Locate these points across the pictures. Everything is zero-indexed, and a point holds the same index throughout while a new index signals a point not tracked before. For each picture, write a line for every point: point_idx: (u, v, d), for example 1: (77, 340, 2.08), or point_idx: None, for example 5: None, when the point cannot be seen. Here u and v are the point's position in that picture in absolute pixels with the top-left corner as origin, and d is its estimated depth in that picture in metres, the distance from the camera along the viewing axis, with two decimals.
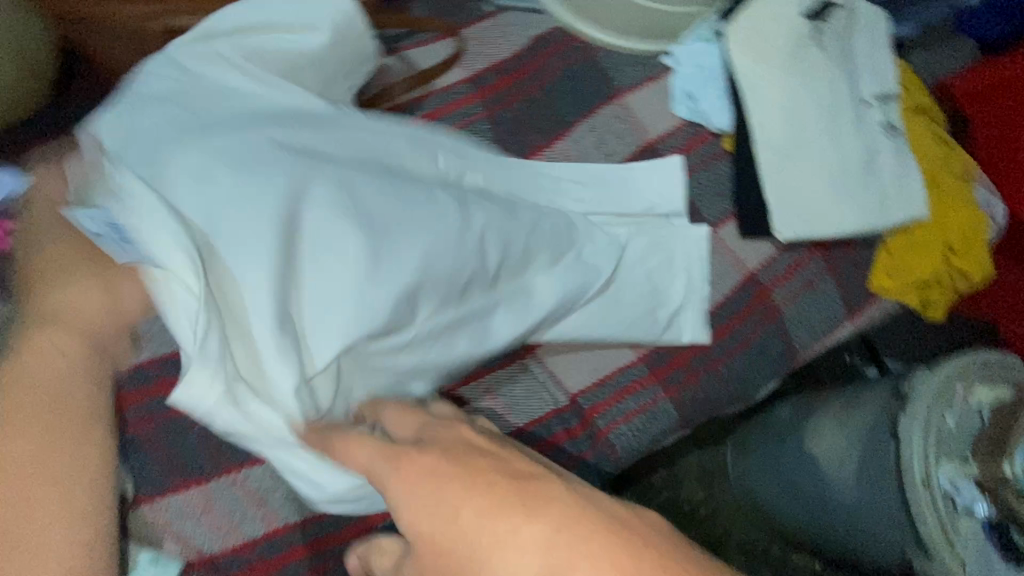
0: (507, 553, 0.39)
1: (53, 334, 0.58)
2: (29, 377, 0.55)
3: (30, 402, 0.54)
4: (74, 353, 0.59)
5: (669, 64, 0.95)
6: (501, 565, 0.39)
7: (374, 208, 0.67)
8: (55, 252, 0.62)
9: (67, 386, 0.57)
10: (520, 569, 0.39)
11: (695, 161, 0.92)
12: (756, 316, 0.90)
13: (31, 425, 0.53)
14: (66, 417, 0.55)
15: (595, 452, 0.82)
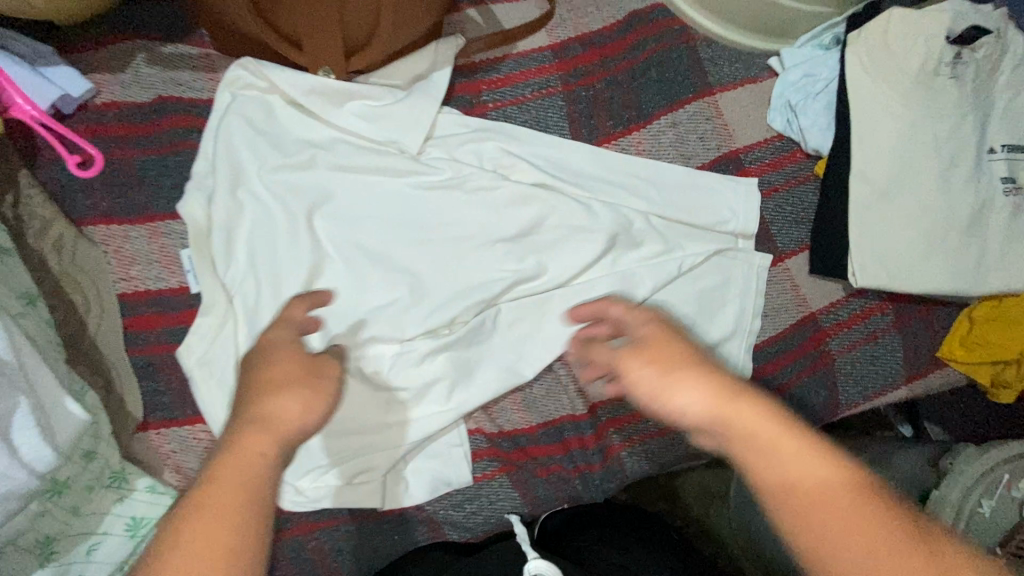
0: (682, 394, 0.48)
1: (283, 395, 0.49)
2: (255, 420, 0.47)
3: (240, 446, 0.45)
4: (309, 412, 0.49)
5: (775, 67, 0.85)
6: (681, 397, 0.48)
7: (401, 214, 0.74)
8: (273, 354, 0.52)
9: (267, 441, 0.46)
10: (693, 409, 0.48)
11: (779, 181, 0.83)
12: (810, 359, 0.83)
13: (224, 469, 0.44)
14: (243, 465, 0.44)
15: (603, 466, 0.79)
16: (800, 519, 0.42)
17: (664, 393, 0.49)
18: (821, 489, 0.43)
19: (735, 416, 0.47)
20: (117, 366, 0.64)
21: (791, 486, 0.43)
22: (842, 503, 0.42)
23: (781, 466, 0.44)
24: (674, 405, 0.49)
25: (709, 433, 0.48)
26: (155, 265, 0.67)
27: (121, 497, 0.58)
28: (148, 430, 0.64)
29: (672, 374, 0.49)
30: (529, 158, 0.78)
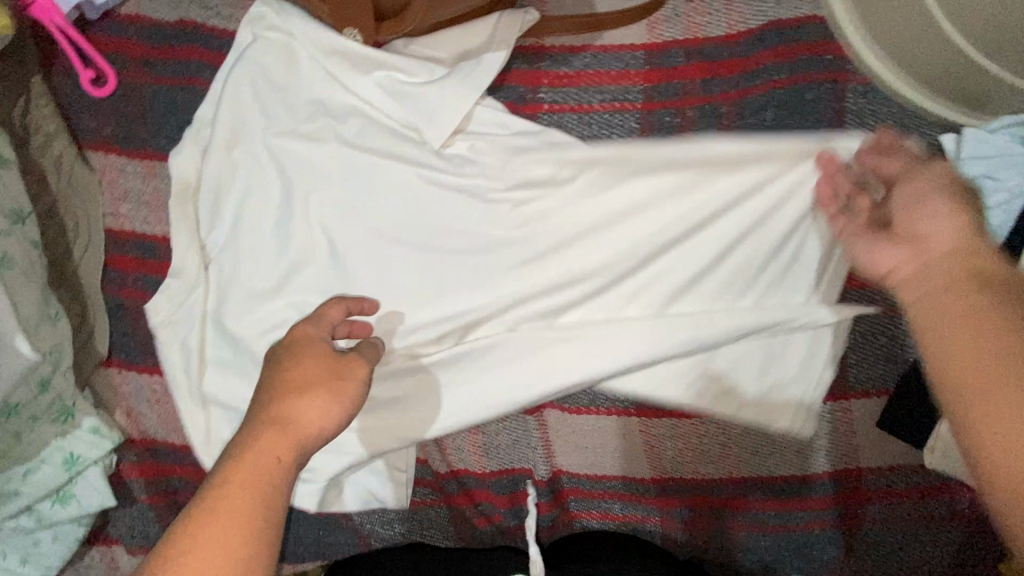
0: (931, 211, 0.44)
1: (301, 402, 0.44)
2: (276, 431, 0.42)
3: (254, 451, 0.40)
4: (329, 419, 0.45)
5: (946, 149, 0.61)
6: (930, 208, 0.44)
7: (404, 212, 0.65)
8: (293, 360, 0.47)
9: (284, 448, 0.41)
10: (932, 227, 0.43)
11: (881, 303, 0.64)
12: (828, 514, 0.69)
13: (233, 477, 0.39)
14: (255, 476, 0.39)
15: (552, 532, 0.74)
16: (949, 314, 0.38)
17: (916, 206, 0.45)
18: (979, 307, 0.37)
19: (962, 243, 0.41)
20: (92, 301, 0.65)
21: (968, 312, 0.37)
22: (985, 313, 0.37)
23: (965, 296, 0.38)
24: (920, 221, 0.45)
25: (924, 245, 0.43)
26: (143, 208, 0.65)
27: (63, 431, 0.60)
28: (111, 367, 0.66)
29: (938, 193, 0.45)
30: (570, 181, 0.62)
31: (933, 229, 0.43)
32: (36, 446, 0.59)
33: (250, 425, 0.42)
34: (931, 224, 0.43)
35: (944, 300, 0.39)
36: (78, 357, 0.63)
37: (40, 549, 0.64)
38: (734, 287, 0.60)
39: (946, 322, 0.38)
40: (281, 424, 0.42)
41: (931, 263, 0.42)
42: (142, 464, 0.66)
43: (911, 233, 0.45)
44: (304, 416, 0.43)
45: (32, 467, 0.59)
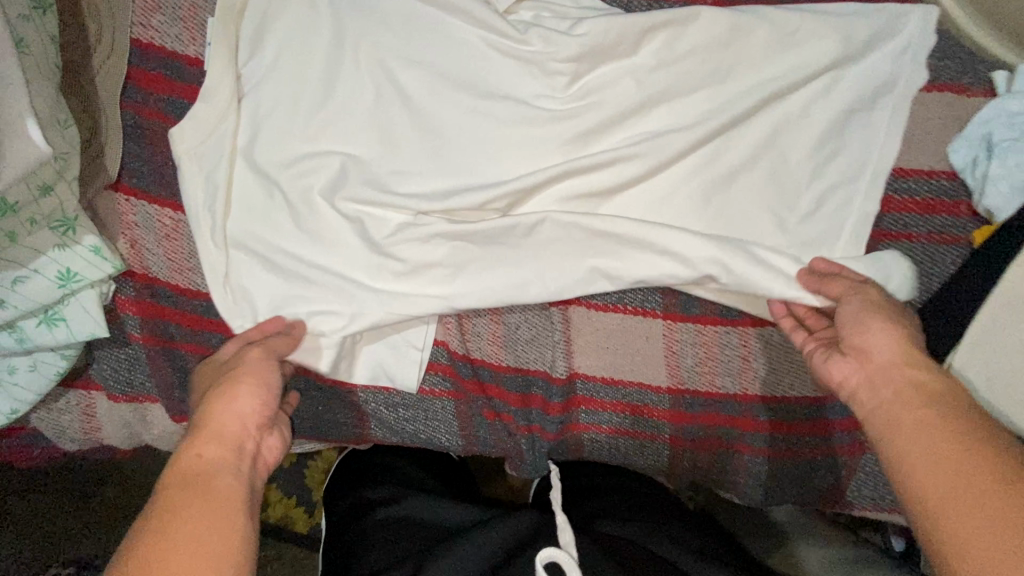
0: (873, 331, 0.52)
1: (234, 400, 0.51)
2: (204, 474, 0.46)
3: (186, 463, 0.46)
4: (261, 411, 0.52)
5: (996, 84, 0.63)
6: (869, 332, 0.52)
7: (459, 73, 0.62)
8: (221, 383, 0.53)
9: (214, 452, 0.48)
10: (874, 342, 0.51)
11: (917, 228, 0.65)
12: (831, 439, 0.71)
13: (172, 489, 0.44)
14: (195, 481, 0.45)
15: (557, 437, 0.72)
16: (896, 403, 0.47)
17: (859, 326, 0.53)
18: (908, 402, 0.46)
19: (900, 360, 0.49)
20: (107, 115, 0.59)
21: (918, 416, 0.45)
22: (909, 402, 0.46)
23: (893, 381, 0.49)
24: (861, 330, 0.53)
25: (867, 359, 0.51)
26: (178, 24, 0.60)
27: (62, 244, 0.55)
28: (118, 192, 0.60)
29: (878, 315, 0.53)
30: (633, 71, 0.62)
31: (874, 351, 0.51)
32: (31, 255, 0.54)
33: (184, 449, 0.48)
34: (875, 350, 0.51)
35: (903, 402, 0.47)
36: (85, 173, 0.57)
37: (15, 378, 0.58)
38: (784, 182, 0.64)
39: (905, 424, 0.45)
40: (208, 446, 0.48)
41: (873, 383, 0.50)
42: (140, 300, 0.61)
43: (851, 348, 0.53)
44: (230, 420, 0.50)
45: (22, 276, 0.54)
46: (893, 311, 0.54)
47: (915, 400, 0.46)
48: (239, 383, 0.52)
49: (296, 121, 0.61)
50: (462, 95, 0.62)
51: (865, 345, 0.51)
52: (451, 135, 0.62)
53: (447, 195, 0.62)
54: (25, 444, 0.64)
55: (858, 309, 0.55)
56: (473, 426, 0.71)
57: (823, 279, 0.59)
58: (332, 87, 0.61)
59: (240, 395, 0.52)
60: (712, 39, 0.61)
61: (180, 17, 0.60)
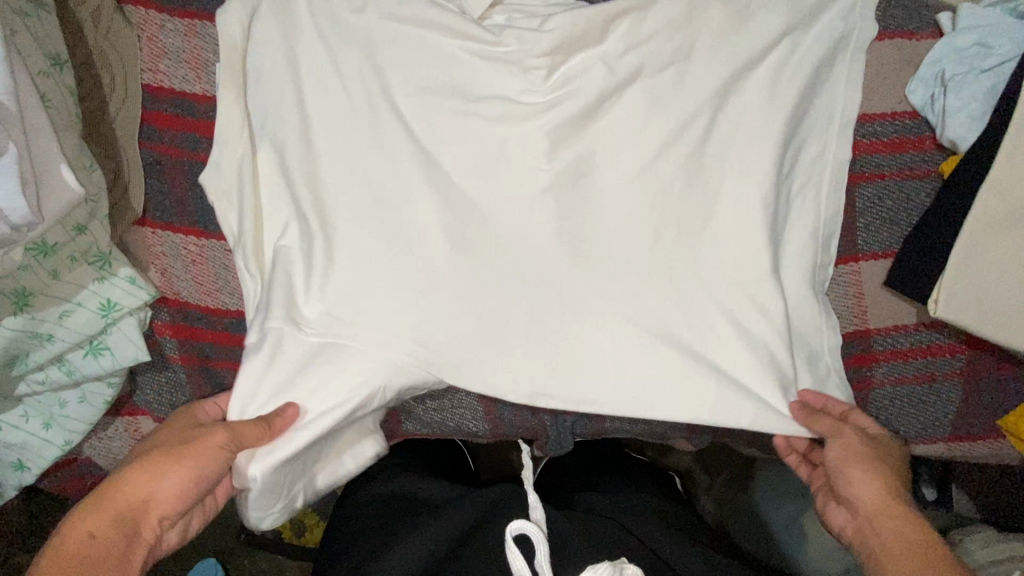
0: (859, 476, 0.59)
1: (159, 475, 0.54)
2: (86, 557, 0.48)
3: (82, 530, 0.49)
4: (180, 497, 0.54)
5: (943, 25, 0.67)
6: (856, 477, 0.59)
7: (446, 81, 0.67)
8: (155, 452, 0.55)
9: (113, 529, 0.50)
10: (860, 491, 0.58)
11: (889, 167, 0.69)
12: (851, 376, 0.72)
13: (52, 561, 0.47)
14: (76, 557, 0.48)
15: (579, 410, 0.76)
16: (887, 553, 0.53)
17: (846, 475, 0.59)
18: (893, 553, 0.52)
19: (884, 509, 0.55)
20: (128, 156, 0.64)
21: (904, 564, 0.51)
22: (894, 557, 0.52)
23: (883, 534, 0.54)
24: (849, 478, 0.59)
25: (857, 507, 0.57)
26: (184, 66, 0.65)
27: (100, 277, 0.59)
28: (145, 227, 0.65)
29: (868, 458, 0.60)
30: (605, 61, 0.67)
31: (861, 498, 0.57)
32: (74, 291, 0.58)
33: (85, 507, 0.51)
34: (861, 496, 0.57)
35: (889, 551, 0.52)
36: (113, 211, 0.62)
37: (66, 411, 0.62)
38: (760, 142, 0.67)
39: (895, 575, 0.50)
40: (109, 524, 0.50)
41: (867, 531, 0.56)
42: (175, 324, 0.66)
43: (845, 492, 0.59)
44: (138, 493, 0.52)
45: (67, 310, 0.58)
46: (884, 461, 0.59)
47: (904, 555, 0.51)
48: (162, 466, 0.54)
49: (299, 142, 0.65)
50: (452, 100, 0.67)
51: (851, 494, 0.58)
52: (445, 138, 0.67)
53: (448, 194, 0.67)
54: (81, 474, 0.69)
55: (851, 449, 0.60)
56: (498, 405, 0.74)
57: (819, 412, 0.64)
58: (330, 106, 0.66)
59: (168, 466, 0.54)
60: (674, 20, 0.66)
61: (184, 60, 0.65)
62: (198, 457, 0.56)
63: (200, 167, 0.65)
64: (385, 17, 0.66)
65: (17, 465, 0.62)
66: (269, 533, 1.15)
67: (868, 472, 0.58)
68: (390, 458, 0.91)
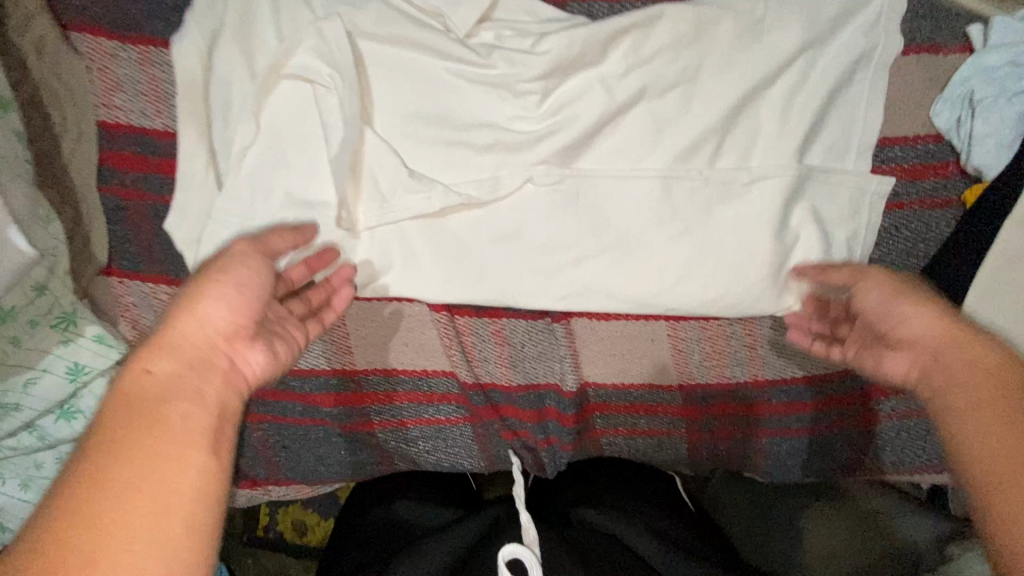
0: (908, 312, 0.49)
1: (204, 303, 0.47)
2: (172, 393, 0.42)
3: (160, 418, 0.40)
4: (219, 334, 0.47)
5: (973, 40, 0.62)
6: (908, 312, 0.49)
7: (432, 108, 0.62)
8: (205, 318, 0.47)
9: (196, 419, 0.41)
10: (912, 328, 0.48)
11: (907, 196, 0.65)
12: (849, 412, 0.72)
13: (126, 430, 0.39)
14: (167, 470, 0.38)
15: (576, 446, 0.73)
16: (928, 371, 0.45)
17: (891, 312, 0.50)
18: (977, 414, 0.40)
19: (949, 340, 0.45)
20: (87, 202, 0.59)
21: (989, 416, 0.40)
22: (935, 374, 0.45)
23: (916, 344, 0.47)
24: (898, 318, 0.49)
25: (917, 345, 0.47)
26: (142, 98, 0.59)
27: (65, 339, 0.56)
28: (111, 276, 0.61)
29: (907, 299, 0.50)
30: (603, 85, 0.61)
31: (925, 340, 0.47)
32: (39, 355, 0.55)
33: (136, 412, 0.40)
34: (925, 338, 0.47)
35: (961, 404, 0.42)
36: (75, 265, 0.58)
37: (43, 472, 0.60)
38: (773, 171, 0.62)
39: (978, 439, 0.39)
40: (197, 423, 0.41)
41: (963, 412, 0.41)
42: None
43: (909, 344, 0.48)
44: (190, 324, 0.46)
45: (33, 377, 0.56)
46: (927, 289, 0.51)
47: (974, 393, 0.42)
48: (199, 296, 0.47)
49: (273, 180, 0.60)
50: (439, 129, 0.62)
51: (914, 334, 0.47)
52: (432, 169, 0.62)
53: (435, 231, 0.63)
54: None
55: (901, 295, 0.51)
56: (493, 443, 0.72)
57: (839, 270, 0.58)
58: (305, 140, 0.60)
59: (206, 316, 0.47)
60: (679, 38, 0.60)
61: (141, 92, 0.59)
62: (235, 282, 0.50)
63: (165, 210, 0.60)
64: (363, 40, 0.60)
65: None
66: (271, 534, 1.15)
67: (933, 320, 0.47)
68: (384, 480, 0.89)
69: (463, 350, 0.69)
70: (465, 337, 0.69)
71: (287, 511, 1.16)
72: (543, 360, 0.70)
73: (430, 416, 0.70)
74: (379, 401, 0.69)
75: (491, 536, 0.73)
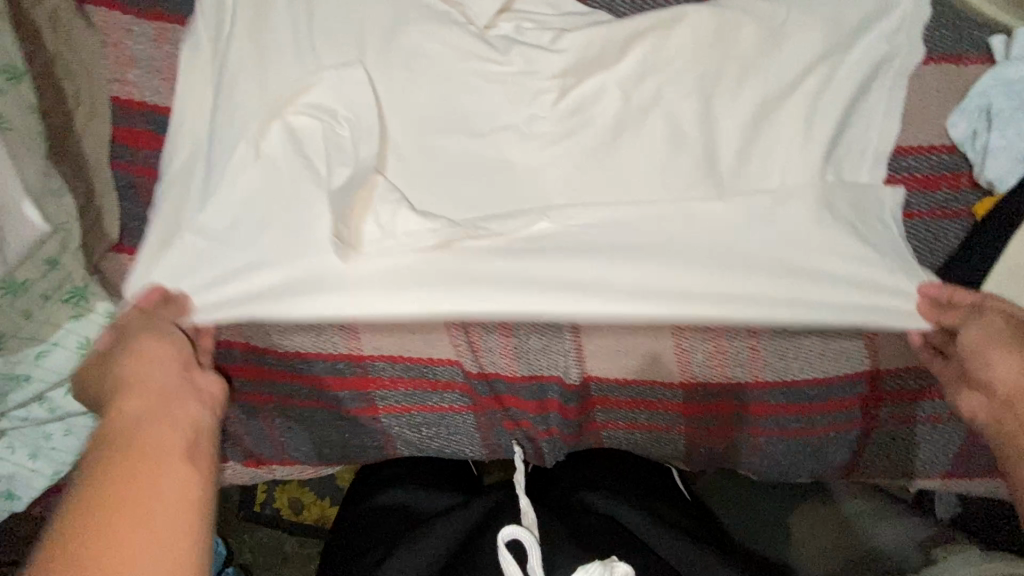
0: (998, 356, 0.52)
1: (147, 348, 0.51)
2: (150, 413, 0.46)
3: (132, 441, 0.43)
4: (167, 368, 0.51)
5: (993, 51, 0.62)
6: (998, 355, 0.52)
7: (448, 96, 0.61)
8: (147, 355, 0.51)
9: (171, 434, 0.45)
10: (997, 370, 0.52)
11: (919, 205, 0.64)
12: (847, 416, 0.73)
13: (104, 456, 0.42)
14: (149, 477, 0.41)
15: (575, 437, 0.75)
16: (1004, 416, 0.51)
17: (983, 352, 0.53)
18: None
19: None
20: (98, 178, 0.59)
21: None
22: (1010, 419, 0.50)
23: (995, 387, 0.52)
24: (986, 357, 0.53)
25: (995, 388, 0.52)
26: (157, 76, 0.60)
27: (76, 313, 0.57)
28: (122, 253, 0.60)
29: (1010, 339, 0.53)
30: (620, 85, 0.61)
31: (1004, 387, 0.51)
32: (50, 329, 0.56)
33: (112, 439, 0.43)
34: (1005, 384, 0.51)
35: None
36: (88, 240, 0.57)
37: (52, 443, 0.61)
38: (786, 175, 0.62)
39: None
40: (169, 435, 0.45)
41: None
42: None
43: (989, 385, 0.52)
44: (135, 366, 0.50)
45: (43, 350, 0.56)
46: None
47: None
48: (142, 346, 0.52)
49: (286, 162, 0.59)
50: (454, 117, 0.61)
51: (996, 377, 0.52)
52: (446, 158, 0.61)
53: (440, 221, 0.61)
54: None
55: (998, 335, 0.53)
56: (493, 432, 0.73)
57: (950, 294, 0.57)
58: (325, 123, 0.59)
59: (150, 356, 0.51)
60: (699, 40, 0.60)
61: (157, 69, 0.59)
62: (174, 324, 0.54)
63: (177, 189, 0.60)
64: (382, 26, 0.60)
65: (6, 494, 0.61)
66: (267, 511, 1.17)
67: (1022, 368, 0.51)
68: (383, 464, 0.90)
69: (469, 339, 0.69)
70: (472, 327, 0.69)
71: (284, 489, 1.17)
72: (546, 353, 0.71)
73: (434, 403, 0.71)
74: (384, 387, 0.70)
75: (487, 524, 0.74)
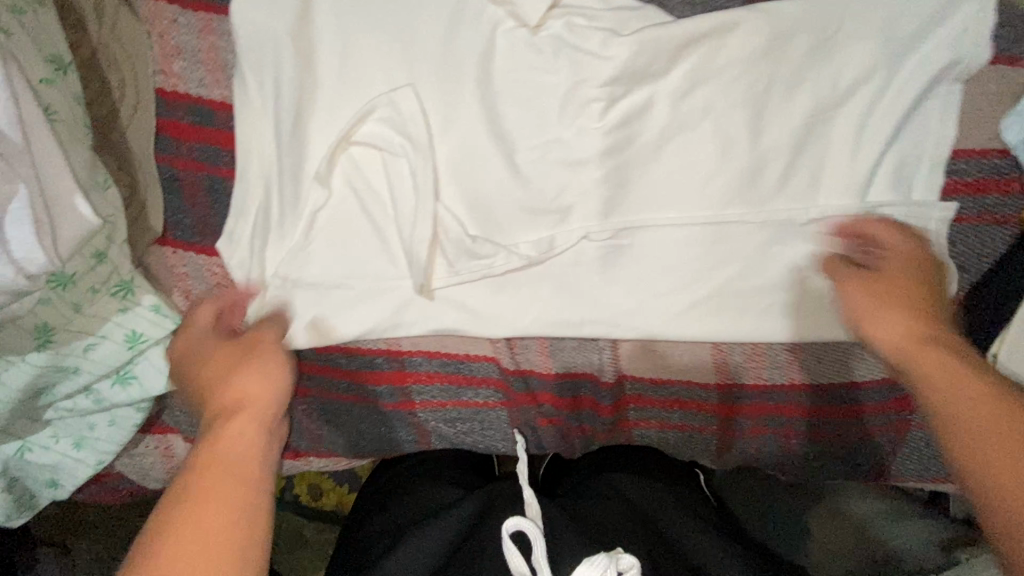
0: (880, 319, 0.52)
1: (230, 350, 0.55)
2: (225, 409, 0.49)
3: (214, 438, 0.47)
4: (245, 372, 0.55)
5: None
6: (884, 320, 0.52)
7: (492, 92, 0.60)
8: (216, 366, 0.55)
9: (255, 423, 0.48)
10: (880, 329, 0.52)
11: (967, 210, 0.63)
12: (881, 419, 0.73)
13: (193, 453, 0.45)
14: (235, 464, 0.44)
15: (607, 435, 0.76)
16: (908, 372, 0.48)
17: (868, 318, 0.53)
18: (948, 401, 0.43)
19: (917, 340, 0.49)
20: (142, 170, 0.59)
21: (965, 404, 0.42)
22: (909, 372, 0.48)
23: (890, 343, 0.51)
24: (874, 326, 0.52)
25: (887, 347, 0.51)
26: (201, 68, 0.59)
27: (123, 307, 0.57)
28: (165, 245, 0.62)
29: (888, 303, 0.52)
30: (671, 82, 0.60)
31: (888, 344, 0.51)
32: (98, 321, 0.56)
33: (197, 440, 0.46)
34: (886, 341, 0.51)
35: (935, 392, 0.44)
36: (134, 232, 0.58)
37: (96, 433, 0.62)
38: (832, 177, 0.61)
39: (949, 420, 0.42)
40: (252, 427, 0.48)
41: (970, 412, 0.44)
42: None
43: (882, 347, 0.51)
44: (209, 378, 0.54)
45: (91, 343, 0.57)
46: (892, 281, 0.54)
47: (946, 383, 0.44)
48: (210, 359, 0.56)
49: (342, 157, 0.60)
50: (500, 113, 0.61)
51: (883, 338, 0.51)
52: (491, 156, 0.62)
53: (488, 220, 0.62)
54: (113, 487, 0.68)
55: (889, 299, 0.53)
56: (525, 428, 0.73)
57: (835, 266, 0.58)
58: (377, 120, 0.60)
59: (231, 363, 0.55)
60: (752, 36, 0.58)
61: (201, 61, 0.59)
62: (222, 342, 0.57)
63: (221, 183, 0.61)
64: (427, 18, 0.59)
65: (51, 481, 0.63)
66: (288, 497, 1.19)
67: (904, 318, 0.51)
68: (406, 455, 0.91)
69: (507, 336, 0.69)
70: None
71: (304, 476, 1.18)
72: (580, 351, 0.70)
73: (468, 399, 0.71)
74: (419, 381, 0.70)
75: (488, 511, 0.71)
